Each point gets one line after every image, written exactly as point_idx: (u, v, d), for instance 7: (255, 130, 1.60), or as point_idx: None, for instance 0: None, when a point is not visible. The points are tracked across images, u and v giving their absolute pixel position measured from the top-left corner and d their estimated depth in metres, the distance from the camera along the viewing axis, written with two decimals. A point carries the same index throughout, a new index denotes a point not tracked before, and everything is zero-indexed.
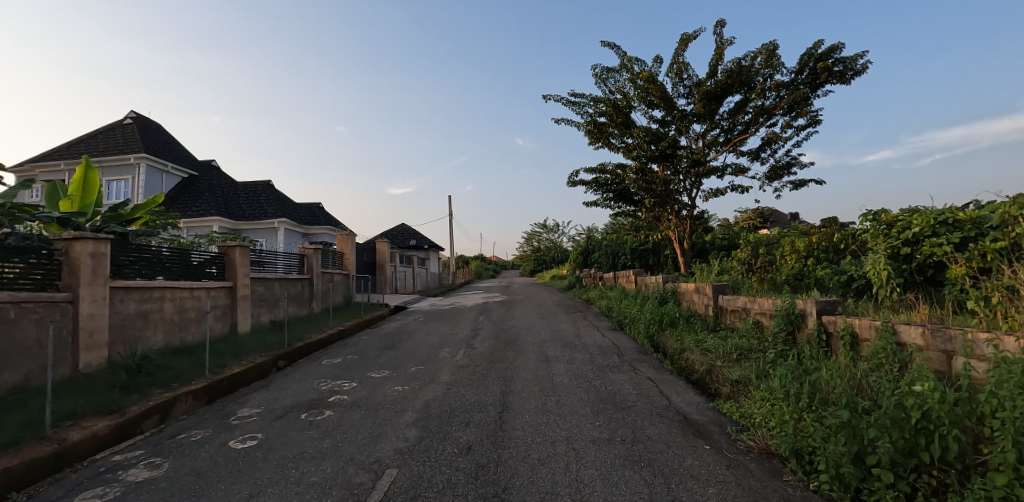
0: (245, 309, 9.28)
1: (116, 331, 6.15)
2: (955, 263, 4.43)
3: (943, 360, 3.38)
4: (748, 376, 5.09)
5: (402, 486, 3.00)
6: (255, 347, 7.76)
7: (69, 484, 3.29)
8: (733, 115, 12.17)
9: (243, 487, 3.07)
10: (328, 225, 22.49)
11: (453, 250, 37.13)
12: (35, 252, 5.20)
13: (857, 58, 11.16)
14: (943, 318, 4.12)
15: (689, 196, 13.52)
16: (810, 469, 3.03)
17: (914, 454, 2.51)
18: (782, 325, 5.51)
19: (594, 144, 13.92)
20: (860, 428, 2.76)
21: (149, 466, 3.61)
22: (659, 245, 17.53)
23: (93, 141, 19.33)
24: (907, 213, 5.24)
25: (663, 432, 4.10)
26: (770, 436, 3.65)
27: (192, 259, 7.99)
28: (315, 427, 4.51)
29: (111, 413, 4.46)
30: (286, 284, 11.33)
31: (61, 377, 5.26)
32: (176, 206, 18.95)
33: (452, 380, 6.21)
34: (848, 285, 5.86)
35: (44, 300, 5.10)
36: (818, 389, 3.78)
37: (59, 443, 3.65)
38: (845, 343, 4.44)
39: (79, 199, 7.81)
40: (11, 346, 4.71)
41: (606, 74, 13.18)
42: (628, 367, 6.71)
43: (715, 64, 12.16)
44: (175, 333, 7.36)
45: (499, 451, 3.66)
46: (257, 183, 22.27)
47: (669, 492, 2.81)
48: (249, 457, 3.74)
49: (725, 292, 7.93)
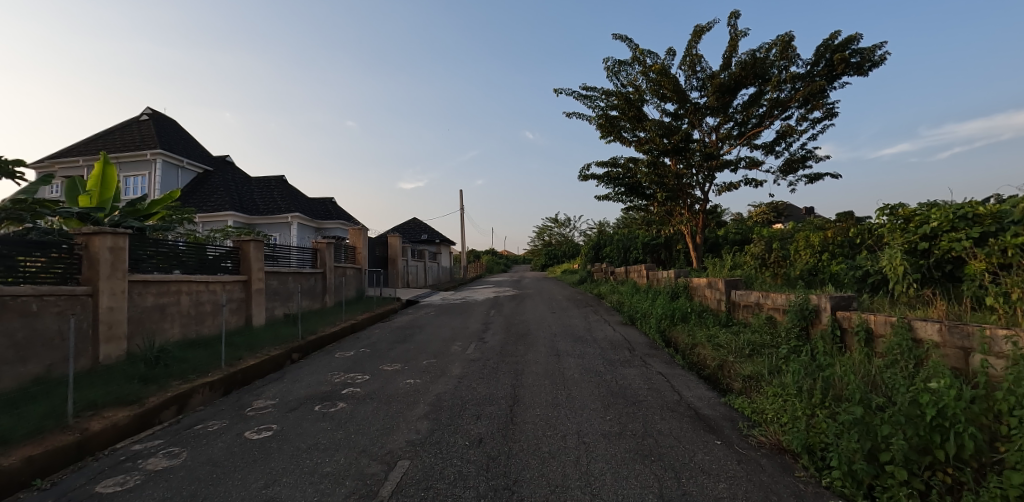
0: (260, 302, 9.42)
1: (134, 323, 6.28)
2: (974, 258, 4.33)
3: (960, 357, 3.33)
4: (759, 372, 5.05)
5: (415, 477, 3.04)
6: (270, 340, 7.88)
7: (91, 472, 3.39)
8: (748, 109, 12.00)
9: (258, 476, 3.14)
10: (340, 219, 22.66)
11: (463, 245, 37.32)
12: (55, 246, 5.32)
13: (875, 49, 10.91)
14: (961, 314, 4.05)
15: (701, 190, 13.37)
16: (822, 465, 3.03)
17: (929, 452, 2.48)
18: (795, 321, 5.49)
19: (606, 138, 13.83)
20: (874, 425, 2.74)
21: (167, 455, 3.70)
22: (671, 240, 17.42)
23: (110, 138, 19.65)
24: (926, 208, 5.19)
25: (674, 426, 4.10)
26: (782, 432, 3.63)
27: (209, 253, 8.12)
28: (328, 418, 4.58)
29: (130, 403, 4.57)
30: (299, 278, 11.46)
31: (82, 368, 5.39)
32: (191, 201, 19.22)
33: (464, 373, 6.25)
34: (864, 281, 5.77)
35: (65, 294, 5.22)
36: (831, 386, 3.75)
37: (81, 432, 3.76)
38: (859, 339, 4.39)
39: (98, 195, 7.95)
40: (34, 338, 4.83)
41: (618, 67, 13.02)
42: (639, 362, 6.68)
43: (729, 55, 11.96)
44: (192, 326, 7.50)
45: (510, 444, 3.70)
46: (269, 178, 22.51)
47: (679, 487, 2.82)
48: (264, 447, 3.81)
49: (738, 288, 7.87)
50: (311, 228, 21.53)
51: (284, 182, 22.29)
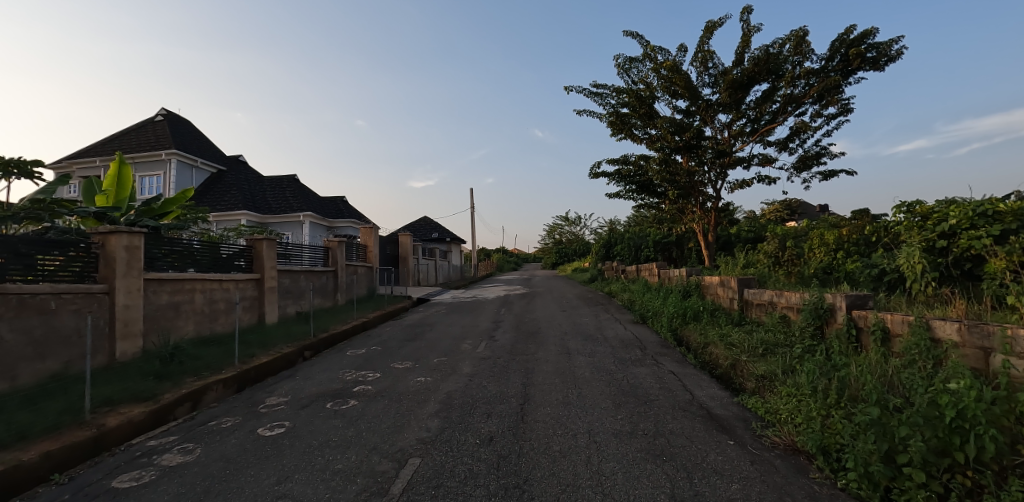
0: (272, 300, 9.51)
1: (149, 321, 6.37)
2: (995, 256, 4.23)
3: (980, 357, 3.26)
4: (773, 372, 4.98)
5: (425, 475, 3.05)
6: (282, 338, 7.96)
7: (107, 468, 3.43)
8: (761, 105, 11.83)
9: (271, 473, 3.16)
10: (351, 218, 22.83)
11: (474, 244, 37.40)
12: (73, 245, 5.41)
13: (893, 44, 10.70)
14: (980, 314, 3.95)
15: (714, 188, 13.22)
16: (838, 466, 2.97)
17: (948, 454, 2.42)
18: (809, 320, 5.42)
19: (617, 135, 13.78)
20: (891, 426, 2.69)
21: (182, 451, 3.75)
22: (683, 238, 17.37)
23: (127, 138, 19.99)
24: (944, 205, 5.11)
25: (686, 426, 4.06)
26: (796, 432, 3.58)
27: (221, 252, 8.22)
28: (340, 415, 4.61)
29: (145, 400, 4.64)
30: (310, 276, 11.56)
31: (99, 364, 5.48)
32: (205, 201, 19.47)
33: (474, 372, 6.24)
34: (880, 279, 5.66)
35: (82, 292, 5.31)
36: (847, 386, 3.69)
37: (97, 428, 3.81)
38: (875, 339, 4.32)
39: (114, 195, 8.07)
40: (52, 335, 4.92)
41: (629, 64, 12.93)
42: (650, 361, 6.62)
43: (742, 51, 11.82)
44: (206, 324, 7.59)
45: (520, 443, 3.68)
46: (281, 177, 22.73)
47: (691, 488, 2.79)
48: (277, 444, 3.83)
49: (751, 286, 7.77)
50: (323, 228, 21.73)
51: (296, 181, 22.48)
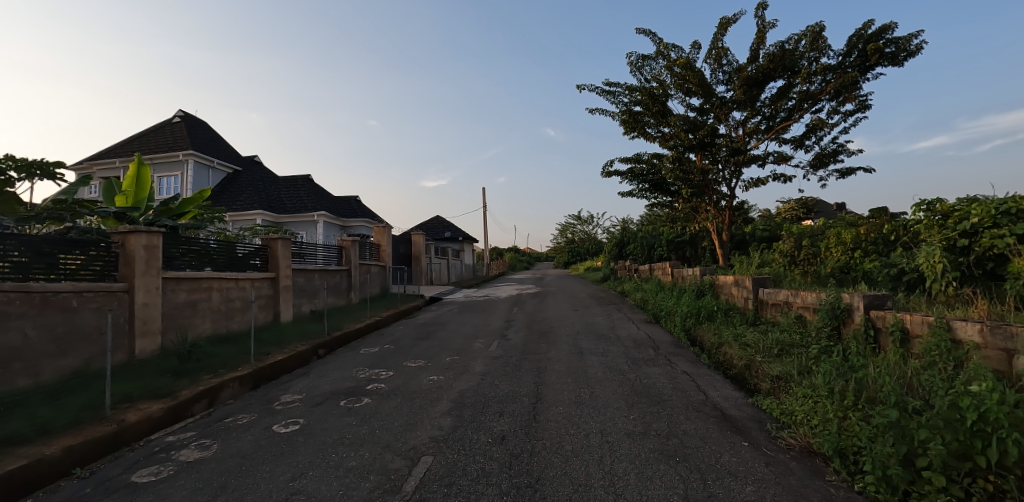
0: (286, 299, 9.62)
1: (167, 319, 6.49)
2: (1019, 255, 4.13)
3: (1003, 359, 3.19)
4: (789, 373, 4.90)
5: (438, 473, 3.06)
6: (296, 336, 8.05)
7: (127, 462, 3.50)
8: (776, 102, 11.66)
9: (286, 469, 3.20)
10: (362, 217, 23.01)
11: (485, 243, 37.50)
12: (94, 245, 5.54)
13: (912, 38, 10.48)
14: (1003, 315, 3.86)
15: (728, 186, 13.07)
16: (855, 469, 2.92)
17: (969, 458, 2.37)
18: (826, 320, 5.34)
19: (629, 134, 13.70)
20: (910, 429, 2.64)
21: (199, 447, 3.82)
22: (696, 237, 17.24)
23: (145, 140, 20.39)
24: (966, 203, 5.01)
25: (700, 427, 4.03)
26: (812, 434, 3.53)
27: (237, 251, 8.34)
28: (353, 413, 4.65)
29: (163, 396, 4.73)
30: (323, 275, 11.67)
31: (119, 361, 5.60)
32: (220, 201, 19.78)
33: (486, 371, 6.25)
34: (899, 279, 5.55)
35: (103, 290, 5.43)
36: (865, 387, 3.64)
37: (117, 424, 3.90)
38: (894, 339, 4.25)
39: (133, 196, 8.24)
40: (74, 333, 5.04)
41: (641, 62, 12.86)
42: (664, 361, 6.59)
43: (756, 48, 11.67)
44: (222, 322, 7.71)
45: (533, 442, 3.68)
46: (295, 177, 22.99)
47: (705, 489, 2.77)
48: (291, 441, 3.88)
49: (766, 286, 7.68)
50: (335, 227, 21.93)
51: (309, 181, 22.72)
